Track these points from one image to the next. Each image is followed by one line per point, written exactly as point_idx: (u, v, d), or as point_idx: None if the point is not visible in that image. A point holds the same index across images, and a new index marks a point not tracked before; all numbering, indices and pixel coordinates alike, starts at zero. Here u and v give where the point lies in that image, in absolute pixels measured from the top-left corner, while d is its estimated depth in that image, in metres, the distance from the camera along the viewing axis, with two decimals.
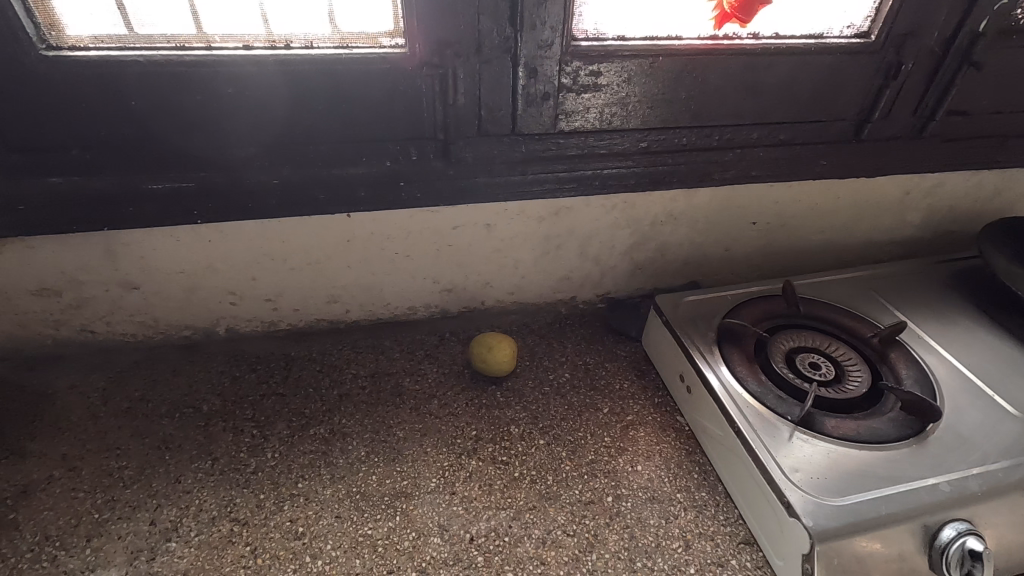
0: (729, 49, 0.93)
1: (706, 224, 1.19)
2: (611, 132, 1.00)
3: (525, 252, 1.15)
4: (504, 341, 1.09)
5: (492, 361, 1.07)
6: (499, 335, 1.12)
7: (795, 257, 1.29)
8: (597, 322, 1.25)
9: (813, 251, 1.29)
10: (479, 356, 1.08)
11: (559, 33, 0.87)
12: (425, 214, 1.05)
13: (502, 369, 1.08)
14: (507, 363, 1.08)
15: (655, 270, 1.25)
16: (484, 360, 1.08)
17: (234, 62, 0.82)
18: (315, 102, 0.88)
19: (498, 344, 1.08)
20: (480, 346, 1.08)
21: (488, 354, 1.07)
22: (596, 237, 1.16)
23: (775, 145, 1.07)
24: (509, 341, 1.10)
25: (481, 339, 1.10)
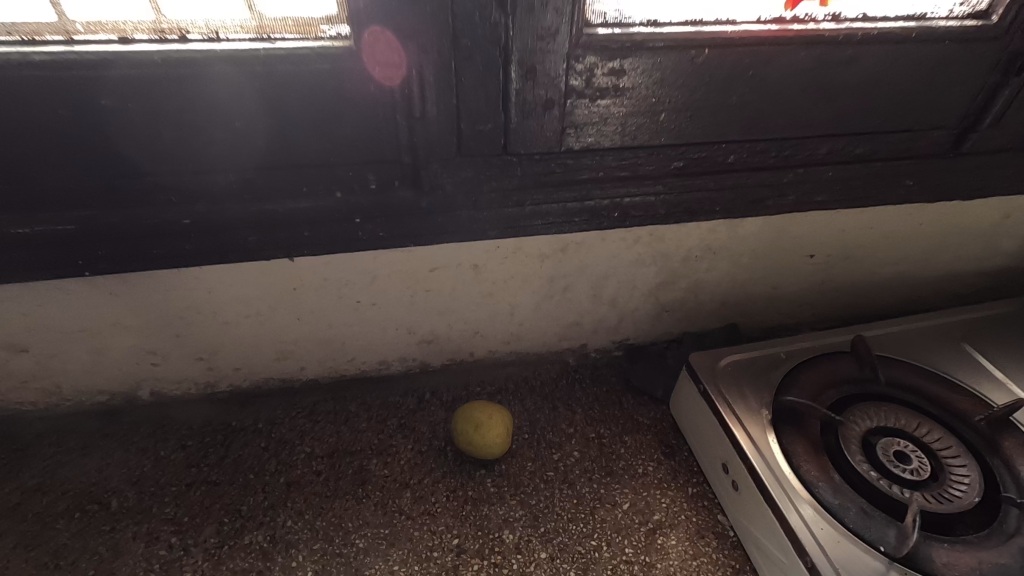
0: (802, 36, 0.67)
1: (751, 258, 0.94)
2: (635, 149, 0.75)
3: (522, 297, 0.91)
4: (496, 414, 0.86)
5: (479, 442, 0.84)
6: (490, 403, 0.89)
7: (858, 294, 1.04)
8: (612, 376, 1.01)
9: (880, 286, 1.04)
10: (462, 434, 0.85)
11: (567, 17, 0.61)
12: (393, 257, 0.81)
13: (493, 451, 0.85)
14: (499, 445, 0.85)
15: (685, 312, 1.01)
16: (469, 440, 0.85)
17: (104, 61, 0.57)
18: (229, 117, 0.63)
19: (488, 420, 0.85)
20: (464, 421, 0.85)
21: (474, 433, 0.84)
22: (612, 277, 0.92)
23: (848, 162, 0.82)
24: (502, 414, 0.87)
25: (465, 410, 0.86)
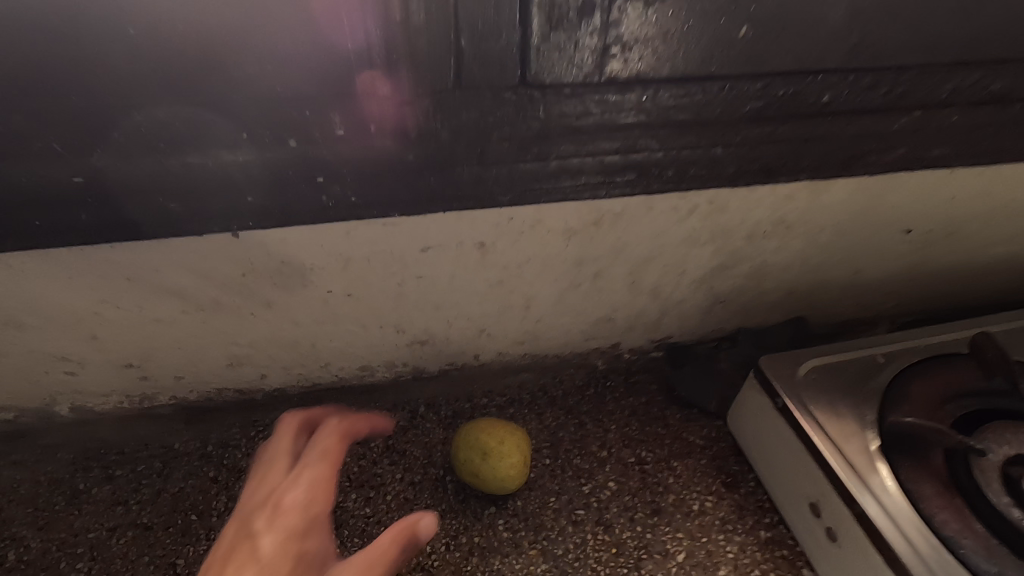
0: None
1: (833, 235, 0.73)
2: (695, 82, 0.52)
3: (541, 286, 0.71)
4: (511, 438, 0.65)
5: (488, 477, 0.65)
6: (502, 419, 0.69)
7: (955, 279, 0.84)
8: (651, 384, 0.82)
9: (983, 269, 0.84)
10: (466, 465, 0.66)
11: None
12: (372, 235, 0.61)
13: (506, 485, 0.66)
14: (515, 478, 0.66)
15: (743, 305, 0.81)
16: (475, 473, 0.65)
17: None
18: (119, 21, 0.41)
19: (497, 449, 0.65)
20: (468, 448, 0.66)
21: (482, 465, 0.65)
22: (657, 260, 0.72)
23: (986, 104, 0.59)
24: (519, 436, 0.66)
25: (470, 433, 0.66)
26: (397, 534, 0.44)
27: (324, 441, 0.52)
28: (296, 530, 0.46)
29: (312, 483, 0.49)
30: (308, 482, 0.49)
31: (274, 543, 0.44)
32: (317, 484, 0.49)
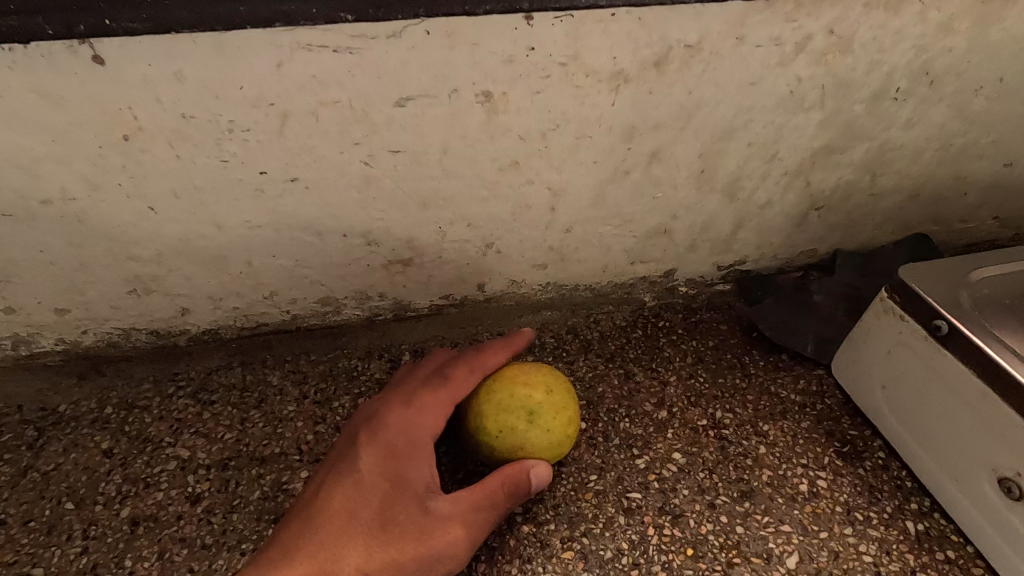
0: None
1: (993, 99, 0.51)
2: None
3: (574, 172, 0.50)
4: (563, 389, 0.45)
5: (542, 452, 0.43)
6: (528, 361, 0.46)
7: None
8: (720, 324, 0.60)
9: None
10: (508, 440, 0.43)
11: None
12: (320, 69, 0.39)
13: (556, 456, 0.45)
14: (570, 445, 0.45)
15: (848, 213, 0.59)
16: (523, 449, 0.43)
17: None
18: None
19: (552, 414, 0.43)
20: (508, 413, 0.42)
21: (536, 436, 0.43)
22: (742, 134, 0.50)
23: None
24: (568, 381, 0.46)
25: (506, 388, 0.43)
26: (504, 483, 0.42)
27: (452, 371, 0.46)
28: (400, 455, 0.42)
29: (429, 413, 0.44)
30: (428, 412, 0.44)
31: (379, 457, 0.42)
32: (439, 412, 0.44)
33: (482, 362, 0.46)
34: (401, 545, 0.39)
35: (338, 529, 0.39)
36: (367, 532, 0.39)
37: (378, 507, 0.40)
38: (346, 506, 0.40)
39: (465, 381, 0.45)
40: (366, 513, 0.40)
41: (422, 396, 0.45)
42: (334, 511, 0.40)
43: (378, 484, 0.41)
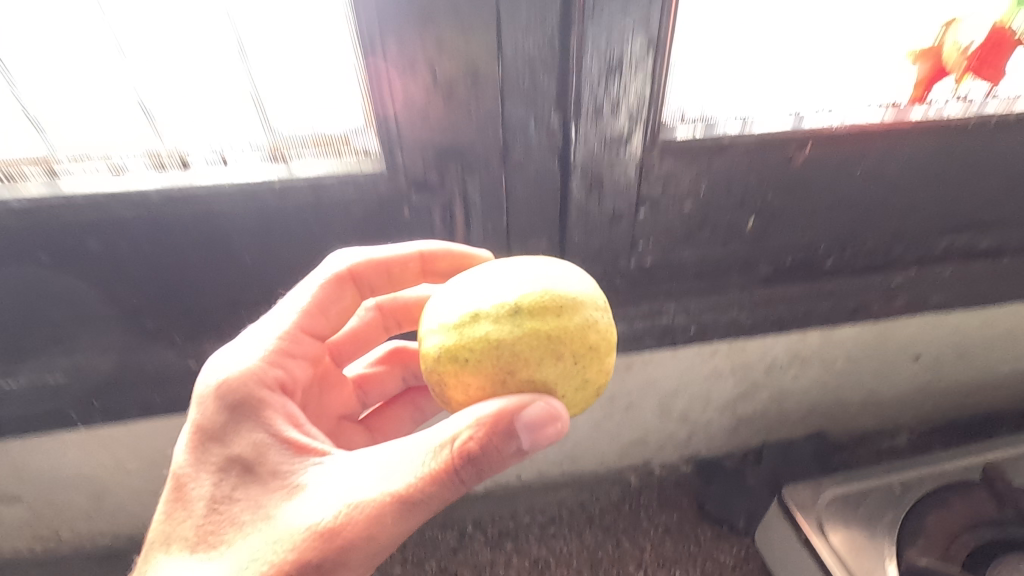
0: (888, 134, 0.56)
1: (846, 365, 0.80)
2: (697, 263, 0.63)
3: (578, 417, 0.79)
4: (555, 281, 0.40)
5: (542, 372, 0.38)
6: (500, 267, 0.42)
7: (965, 395, 0.90)
8: (683, 499, 0.87)
9: (992, 386, 0.89)
10: (487, 363, 0.38)
11: (650, 121, 0.51)
12: (379, 94, 0.47)
13: (582, 389, 0.39)
14: (590, 362, 0.39)
15: (765, 423, 0.87)
16: (511, 374, 0.38)
17: (115, 197, 0.48)
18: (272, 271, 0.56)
19: (536, 312, 0.38)
20: (493, 328, 0.38)
21: (521, 345, 0.37)
22: (683, 393, 0.79)
23: (967, 257, 0.69)
24: (594, 292, 0.41)
25: (473, 300, 0.39)
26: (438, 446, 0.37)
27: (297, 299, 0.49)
28: (223, 432, 0.41)
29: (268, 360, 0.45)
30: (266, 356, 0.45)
31: (205, 431, 0.42)
32: (281, 356, 0.46)
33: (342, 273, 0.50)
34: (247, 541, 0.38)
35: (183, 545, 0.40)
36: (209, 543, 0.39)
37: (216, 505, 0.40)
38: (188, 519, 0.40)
39: (332, 292, 0.49)
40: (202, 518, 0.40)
41: (264, 343, 0.46)
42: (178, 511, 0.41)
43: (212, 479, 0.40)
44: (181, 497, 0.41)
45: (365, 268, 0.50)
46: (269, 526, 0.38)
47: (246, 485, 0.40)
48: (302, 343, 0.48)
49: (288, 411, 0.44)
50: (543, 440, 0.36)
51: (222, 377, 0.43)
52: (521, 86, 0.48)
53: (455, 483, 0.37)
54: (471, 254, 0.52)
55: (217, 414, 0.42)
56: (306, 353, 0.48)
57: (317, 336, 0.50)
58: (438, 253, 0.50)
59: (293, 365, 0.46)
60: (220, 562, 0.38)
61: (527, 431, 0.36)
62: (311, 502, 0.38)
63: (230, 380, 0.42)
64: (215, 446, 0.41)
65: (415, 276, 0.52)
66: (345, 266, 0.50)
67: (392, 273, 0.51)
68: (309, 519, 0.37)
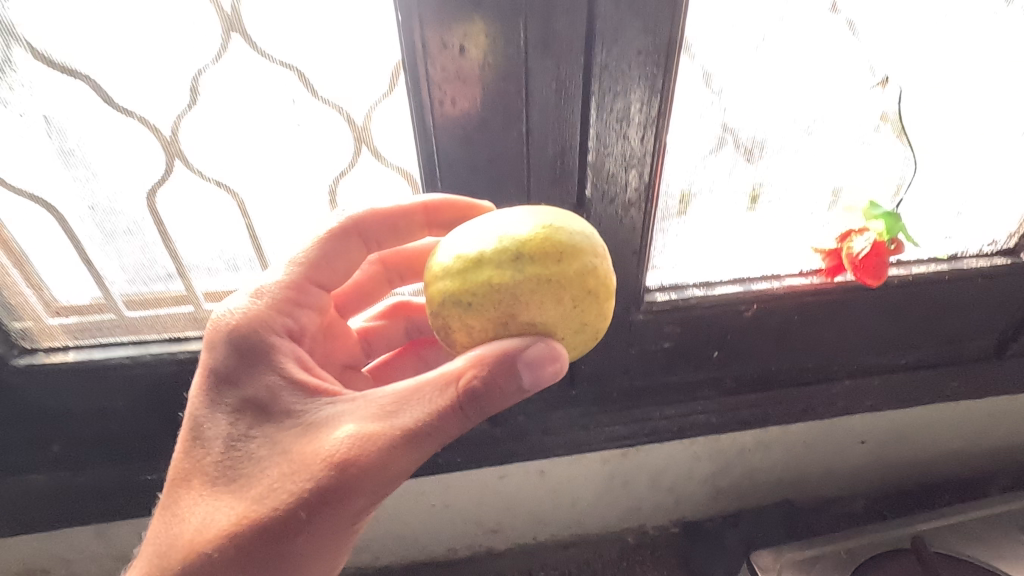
0: (817, 294, 0.75)
1: (802, 448, 0.97)
2: (675, 381, 0.82)
3: (584, 490, 0.97)
4: (556, 229, 0.47)
5: (543, 309, 0.46)
6: (509, 215, 0.49)
7: (909, 469, 1.07)
8: (672, 557, 1.03)
9: (931, 462, 1.06)
10: (497, 300, 0.46)
11: (636, 291, 0.71)
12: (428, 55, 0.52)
13: (577, 330, 0.47)
14: (586, 302, 0.47)
15: (739, 493, 1.04)
16: (513, 317, 0.46)
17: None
18: None
19: (539, 257, 0.46)
20: (501, 271, 0.46)
21: (525, 283, 0.45)
22: (669, 471, 0.97)
23: (891, 371, 0.87)
24: (592, 236, 0.49)
25: (487, 244, 0.47)
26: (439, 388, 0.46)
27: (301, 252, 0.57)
28: (237, 373, 0.51)
29: (271, 303, 0.54)
30: (267, 300, 0.54)
31: (224, 373, 0.51)
32: (283, 298, 0.55)
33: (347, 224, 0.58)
34: (268, 476, 0.47)
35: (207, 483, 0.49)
36: (232, 485, 0.48)
37: (235, 439, 0.49)
38: (212, 457, 0.49)
39: (338, 239, 0.58)
40: (225, 456, 0.49)
41: (279, 290, 0.55)
42: (201, 447, 0.50)
43: (229, 418, 0.50)
44: (202, 427, 0.51)
45: (369, 219, 0.59)
46: (287, 452, 0.47)
47: (267, 421, 0.49)
48: (311, 292, 0.58)
49: (297, 358, 0.54)
50: (541, 380, 0.44)
51: (244, 324, 0.52)
52: None
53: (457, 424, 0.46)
54: (468, 202, 0.58)
55: (233, 353, 0.52)
56: (312, 301, 0.58)
57: (317, 284, 0.59)
58: (439, 203, 0.57)
59: (301, 315, 0.57)
60: (243, 491, 0.47)
61: (528, 368, 0.44)
62: (322, 436, 0.47)
63: (251, 323, 0.52)
64: (233, 387, 0.51)
65: (417, 228, 0.60)
66: (353, 218, 0.58)
67: (392, 226, 0.60)
68: (320, 447, 0.46)
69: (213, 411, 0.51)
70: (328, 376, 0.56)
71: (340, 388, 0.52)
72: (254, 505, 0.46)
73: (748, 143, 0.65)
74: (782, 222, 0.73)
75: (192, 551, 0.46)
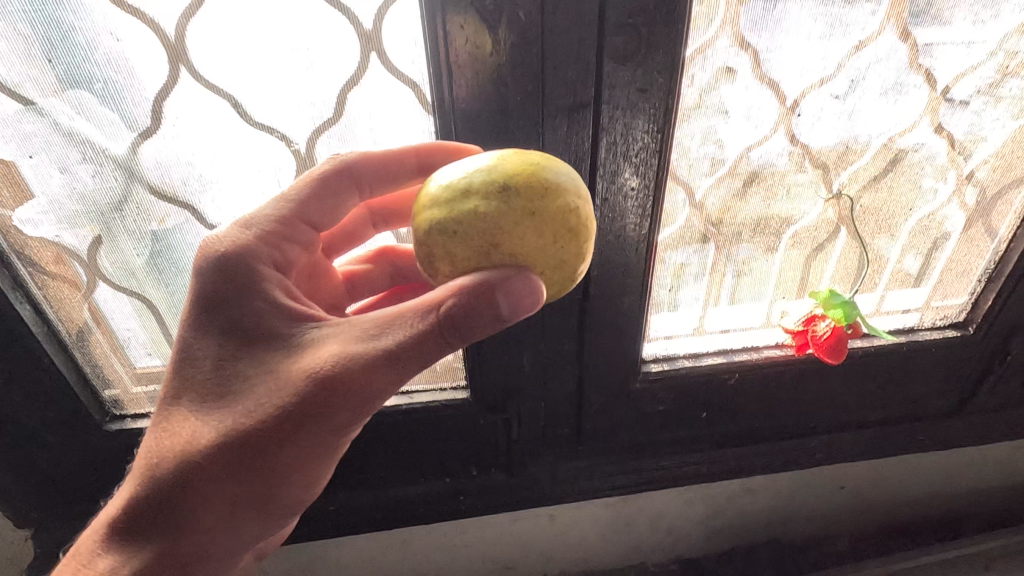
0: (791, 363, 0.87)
1: (788, 493, 1.07)
2: (671, 435, 0.93)
3: (589, 531, 1.05)
4: (539, 166, 0.50)
5: (524, 241, 0.49)
6: (499, 154, 0.52)
7: (895, 511, 1.13)
8: None
9: (914, 506, 1.13)
10: (482, 230, 0.48)
11: (634, 362, 0.83)
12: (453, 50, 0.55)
13: (556, 264, 0.50)
14: (564, 239, 0.50)
15: (734, 535, 1.12)
16: (496, 246, 0.49)
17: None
18: (393, 449, 0.88)
19: (524, 188, 0.48)
20: (488, 202, 0.48)
21: (508, 215, 0.48)
22: (667, 514, 1.06)
23: (863, 426, 0.98)
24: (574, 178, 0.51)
25: (476, 175, 0.49)
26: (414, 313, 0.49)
27: (294, 189, 0.61)
28: (224, 302, 0.55)
29: (260, 237, 0.58)
30: (256, 234, 0.58)
31: (213, 299, 0.55)
32: (269, 232, 0.59)
33: (339, 163, 0.62)
34: (250, 398, 0.52)
35: (194, 405, 0.53)
36: (217, 404, 0.53)
37: (222, 362, 0.54)
38: (200, 380, 0.54)
39: (331, 178, 0.62)
40: (213, 380, 0.54)
41: (267, 226, 0.59)
42: (190, 369, 0.55)
43: (216, 343, 0.54)
44: (191, 346, 0.55)
45: (362, 161, 0.62)
46: (273, 372, 0.52)
47: (253, 342, 0.53)
48: (301, 229, 0.62)
49: (285, 289, 0.58)
50: (515, 307, 0.47)
51: (231, 253, 0.56)
52: (551, 349, 0.80)
53: (425, 341, 0.48)
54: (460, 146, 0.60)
55: (219, 278, 0.55)
56: (301, 238, 0.62)
57: (305, 223, 0.62)
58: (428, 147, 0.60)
59: (289, 249, 0.60)
60: (227, 403, 0.52)
61: (507, 297, 0.47)
62: (305, 360, 0.51)
63: (239, 253, 0.56)
64: (220, 310, 0.55)
65: (409, 170, 0.62)
66: (346, 160, 0.62)
67: (380, 169, 0.62)
68: (302, 368, 0.50)
69: (201, 330, 0.55)
70: (316, 306, 0.60)
71: (323, 315, 0.56)
72: (239, 418, 0.51)
73: (724, 241, 0.78)
74: (755, 305, 0.86)
75: (182, 453, 0.52)
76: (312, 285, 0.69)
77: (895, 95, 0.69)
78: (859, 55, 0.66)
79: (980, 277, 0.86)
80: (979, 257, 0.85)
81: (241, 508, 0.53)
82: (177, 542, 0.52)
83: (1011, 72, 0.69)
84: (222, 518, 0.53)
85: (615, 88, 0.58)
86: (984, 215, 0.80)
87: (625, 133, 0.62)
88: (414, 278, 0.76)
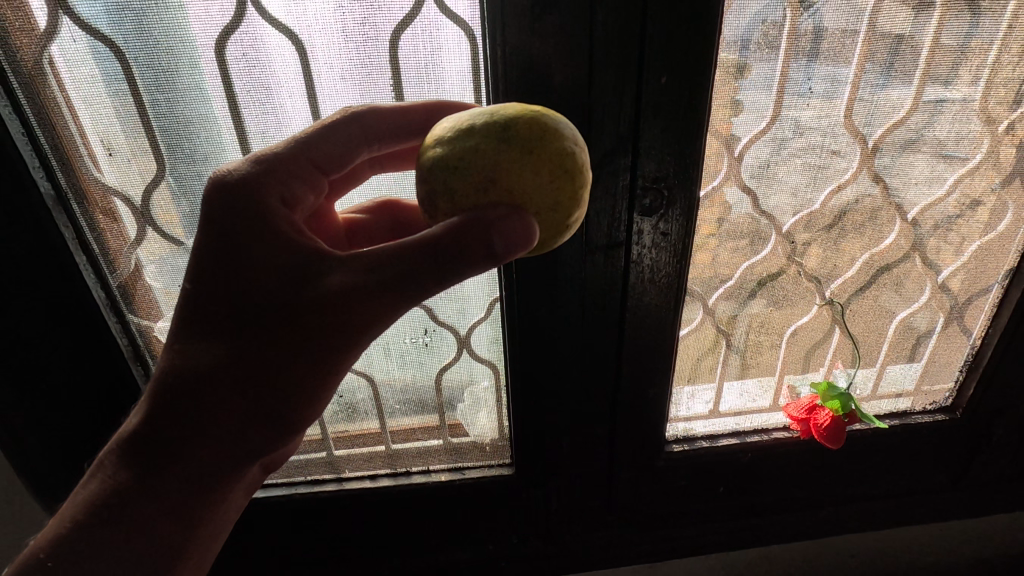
0: (797, 443, 0.98)
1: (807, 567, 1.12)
2: (693, 506, 1.03)
3: None
4: (539, 114, 0.55)
5: (521, 177, 0.53)
6: (503, 106, 0.57)
7: None
8: None
9: None
10: (483, 167, 0.53)
11: (658, 441, 0.94)
12: None
13: (550, 202, 0.54)
14: (558, 177, 0.54)
15: None
16: (497, 181, 0.53)
17: (371, 491, 0.93)
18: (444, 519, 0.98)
19: (524, 129, 0.53)
20: (493, 142, 0.53)
21: (506, 154, 0.53)
22: None
23: (870, 498, 1.08)
24: (568, 129, 0.56)
25: (482, 120, 0.54)
26: (417, 244, 0.53)
27: (306, 133, 0.63)
28: (232, 230, 0.57)
29: (271, 171, 0.60)
30: (267, 168, 0.60)
31: (220, 225, 0.57)
32: (280, 171, 0.60)
33: (353, 111, 0.64)
34: (260, 320, 0.55)
35: (205, 324, 0.56)
36: (229, 325, 0.55)
37: (231, 287, 0.56)
38: (210, 301, 0.56)
39: (342, 126, 0.64)
40: (222, 302, 0.56)
41: (276, 162, 0.61)
42: (199, 291, 0.57)
43: (226, 268, 0.56)
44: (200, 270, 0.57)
45: (371, 113, 0.65)
46: (280, 296, 0.55)
47: (261, 273, 0.56)
48: (310, 171, 0.63)
49: (292, 223, 0.59)
50: (510, 246, 0.51)
51: (239, 186, 0.58)
52: (585, 431, 0.93)
53: (426, 266, 0.52)
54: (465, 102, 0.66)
55: (232, 206, 0.57)
56: (307, 176, 0.63)
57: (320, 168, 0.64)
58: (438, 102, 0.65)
59: (298, 188, 0.62)
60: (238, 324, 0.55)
61: (501, 236, 0.51)
62: (311, 290, 0.55)
63: (250, 185, 0.58)
64: (228, 237, 0.57)
65: (416, 127, 0.66)
66: (359, 111, 0.65)
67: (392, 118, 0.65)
68: (311, 297, 0.54)
69: (204, 264, 0.57)
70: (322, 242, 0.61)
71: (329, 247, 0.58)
72: (253, 339, 0.55)
73: (734, 339, 0.92)
74: (763, 390, 0.98)
75: (199, 368, 0.55)
76: (314, 223, 0.73)
77: (873, 223, 0.84)
78: (839, 196, 0.81)
79: (962, 367, 0.98)
80: (960, 350, 0.96)
81: (249, 428, 0.56)
82: (197, 450, 0.56)
83: (967, 207, 0.84)
84: (231, 435, 0.56)
85: (642, 234, 0.74)
86: (959, 316, 0.93)
87: (652, 265, 0.77)
88: (411, 227, 0.76)
